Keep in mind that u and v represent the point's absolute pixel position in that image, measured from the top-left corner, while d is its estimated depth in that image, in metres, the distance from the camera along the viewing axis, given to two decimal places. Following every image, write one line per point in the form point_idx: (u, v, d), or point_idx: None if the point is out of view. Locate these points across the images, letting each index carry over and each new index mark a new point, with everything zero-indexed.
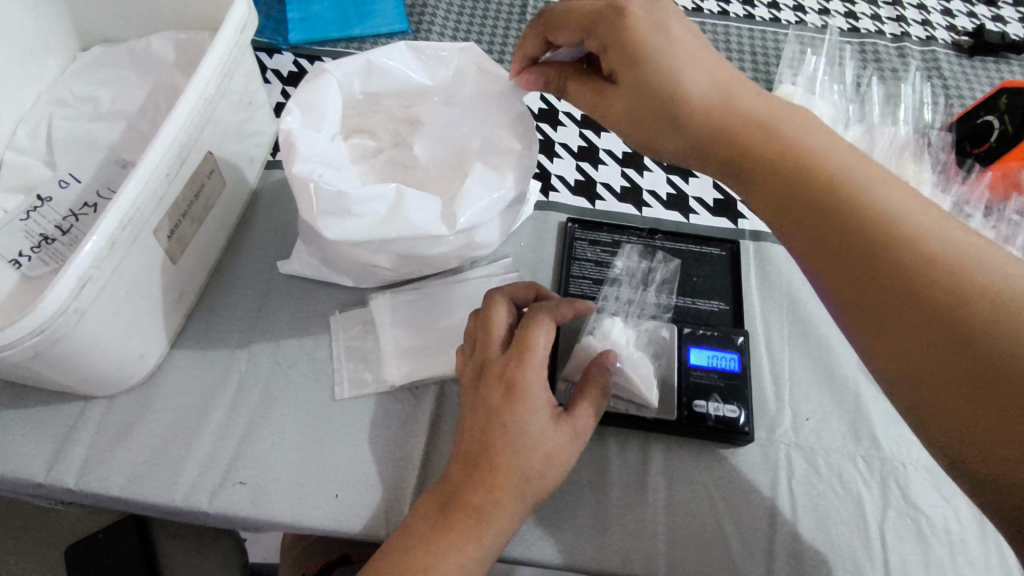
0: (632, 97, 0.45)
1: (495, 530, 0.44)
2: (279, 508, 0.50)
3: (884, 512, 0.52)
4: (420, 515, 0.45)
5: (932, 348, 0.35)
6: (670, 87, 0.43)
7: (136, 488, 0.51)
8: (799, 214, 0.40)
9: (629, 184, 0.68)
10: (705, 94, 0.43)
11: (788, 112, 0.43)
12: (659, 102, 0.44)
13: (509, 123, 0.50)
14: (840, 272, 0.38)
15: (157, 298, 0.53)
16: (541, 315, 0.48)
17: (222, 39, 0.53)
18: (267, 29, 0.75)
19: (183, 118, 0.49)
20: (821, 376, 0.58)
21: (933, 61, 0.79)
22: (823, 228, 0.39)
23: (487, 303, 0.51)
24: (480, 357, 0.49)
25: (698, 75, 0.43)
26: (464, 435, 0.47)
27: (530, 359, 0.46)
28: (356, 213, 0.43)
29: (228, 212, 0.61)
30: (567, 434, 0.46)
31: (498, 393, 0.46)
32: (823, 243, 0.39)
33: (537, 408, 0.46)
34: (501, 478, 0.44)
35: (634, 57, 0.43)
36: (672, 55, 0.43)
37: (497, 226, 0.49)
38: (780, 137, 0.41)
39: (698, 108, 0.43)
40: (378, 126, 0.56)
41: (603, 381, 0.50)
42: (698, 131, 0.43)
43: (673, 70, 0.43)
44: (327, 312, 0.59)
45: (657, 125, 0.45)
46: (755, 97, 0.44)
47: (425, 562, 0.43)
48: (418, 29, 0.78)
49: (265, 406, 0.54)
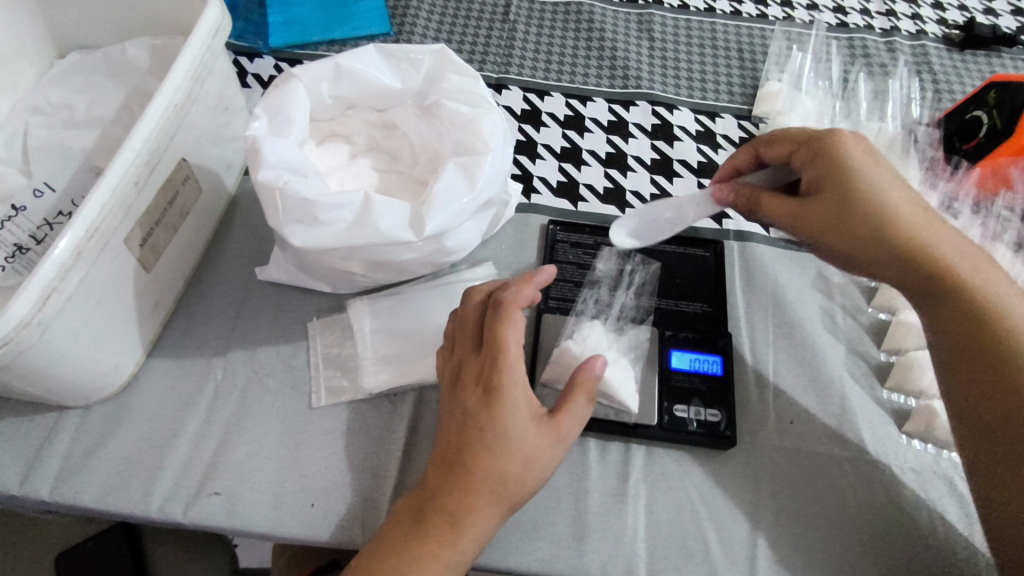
0: (833, 210, 0.48)
1: (470, 537, 0.43)
2: (254, 519, 0.50)
3: (869, 517, 0.51)
4: (395, 521, 0.45)
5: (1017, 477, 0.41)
6: (881, 210, 0.46)
7: (110, 499, 0.50)
8: (948, 318, 0.46)
9: (612, 185, 0.67)
10: (908, 215, 0.47)
11: (934, 222, 0.47)
12: (864, 215, 0.47)
13: (476, 125, 0.48)
14: (973, 386, 0.44)
15: (131, 307, 0.52)
16: (507, 310, 0.46)
17: (193, 43, 0.52)
18: (248, 33, 0.75)
19: (153, 124, 0.48)
20: (806, 378, 0.57)
21: (924, 55, 0.78)
22: (961, 337, 0.45)
23: (462, 299, 0.50)
24: (457, 357, 0.48)
25: (902, 197, 0.47)
26: (442, 437, 0.46)
27: (503, 361, 0.44)
28: (324, 221, 0.43)
29: (206, 219, 0.60)
30: (549, 435, 0.45)
31: (473, 398, 0.45)
32: (979, 366, 0.44)
33: (515, 408, 0.44)
34: (474, 486, 0.43)
35: (846, 178, 0.47)
36: (876, 179, 0.47)
37: (468, 231, 0.48)
38: (943, 254, 0.46)
39: (891, 216, 0.46)
40: (353, 130, 0.55)
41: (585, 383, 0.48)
42: (860, 245, 0.47)
43: (883, 198, 0.46)
44: (305, 318, 0.59)
45: (853, 242, 0.47)
46: (915, 205, 0.47)
47: (400, 566, 0.42)
48: (400, 30, 0.78)
49: (242, 415, 0.54)
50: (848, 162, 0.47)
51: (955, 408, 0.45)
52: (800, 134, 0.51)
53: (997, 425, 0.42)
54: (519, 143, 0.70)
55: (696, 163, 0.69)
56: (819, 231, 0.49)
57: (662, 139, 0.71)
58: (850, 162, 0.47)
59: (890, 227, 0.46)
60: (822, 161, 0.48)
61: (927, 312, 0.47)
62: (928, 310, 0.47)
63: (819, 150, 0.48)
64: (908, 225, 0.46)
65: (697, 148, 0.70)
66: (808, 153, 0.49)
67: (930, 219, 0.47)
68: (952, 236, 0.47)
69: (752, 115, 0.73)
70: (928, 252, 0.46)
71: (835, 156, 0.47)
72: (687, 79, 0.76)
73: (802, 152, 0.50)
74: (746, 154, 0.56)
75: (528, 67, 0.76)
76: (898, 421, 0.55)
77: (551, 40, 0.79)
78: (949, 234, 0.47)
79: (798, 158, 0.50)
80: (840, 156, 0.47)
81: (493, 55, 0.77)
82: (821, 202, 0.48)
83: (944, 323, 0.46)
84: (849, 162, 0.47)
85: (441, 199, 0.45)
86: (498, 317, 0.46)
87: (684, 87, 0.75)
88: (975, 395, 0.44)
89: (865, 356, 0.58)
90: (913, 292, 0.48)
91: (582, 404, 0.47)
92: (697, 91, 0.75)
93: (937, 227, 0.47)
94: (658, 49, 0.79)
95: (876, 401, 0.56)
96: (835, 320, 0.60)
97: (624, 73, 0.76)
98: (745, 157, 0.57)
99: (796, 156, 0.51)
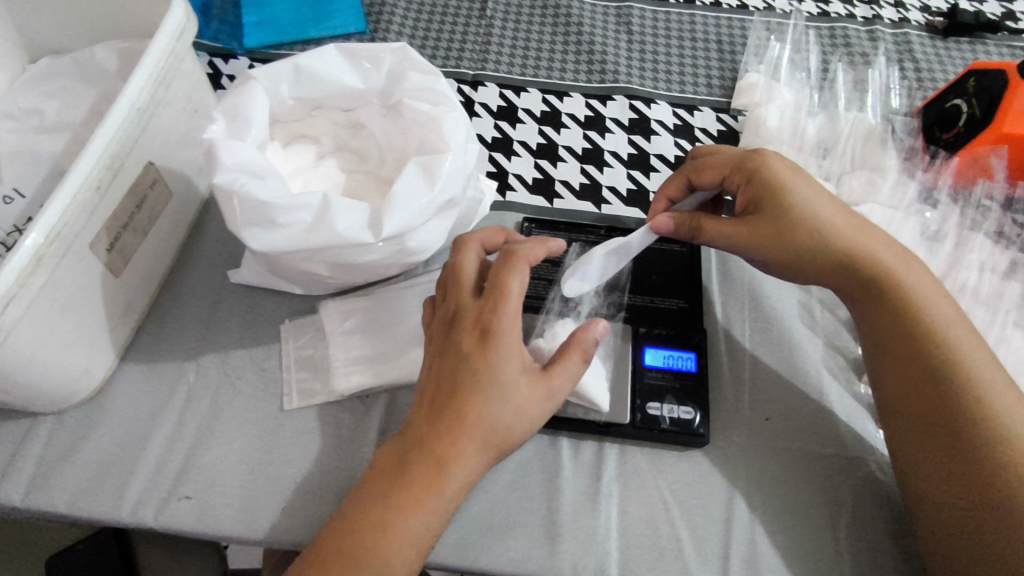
0: (767, 229, 0.51)
1: (456, 482, 0.42)
2: (224, 523, 0.49)
3: (845, 513, 0.50)
4: (378, 469, 0.44)
5: (956, 481, 0.44)
6: (809, 222, 0.50)
7: (80, 506, 0.50)
8: (883, 324, 0.49)
9: (588, 181, 0.67)
10: (837, 227, 0.50)
11: (865, 229, 0.51)
12: (796, 229, 0.50)
13: (437, 125, 0.50)
14: (901, 387, 0.48)
15: (99, 311, 0.52)
16: (518, 258, 0.46)
17: (156, 45, 0.51)
18: (222, 35, 0.74)
19: (114, 129, 0.48)
20: (782, 373, 0.56)
21: (906, 44, 0.77)
22: (893, 343, 0.48)
23: (459, 248, 0.50)
24: (452, 304, 0.47)
25: (832, 209, 0.51)
26: (431, 381, 0.45)
27: (503, 306, 0.44)
28: (282, 223, 0.45)
29: (178, 222, 0.60)
30: (541, 390, 0.45)
31: (470, 339, 0.44)
32: (908, 369, 0.47)
33: (510, 356, 0.44)
34: (468, 429, 0.42)
35: (775, 197, 0.51)
36: (805, 196, 0.51)
37: (429, 230, 0.50)
38: (875, 260, 0.49)
39: (824, 227, 0.50)
40: (320, 130, 0.57)
41: (580, 342, 0.47)
42: (799, 257, 0.51)
43: (810, 211, 0.50)
44: (279, 320, 0.59)
45: (792, 252, 0.51)
46: (846, 215, 0.51)
47: (386, 513, 0.42)
48: (376, 28, 0.77)
49: (214, 418, 0.54)
50: (775, 183, 0.51)
51: (885, 412, 0.49)
52: (729, 160, 0.55)
53: (924, 424, 0.46)
54: (494, 140, 0.69)
55: (674, 157, 0.69)
56: (760, 245, 0.52)
57: (639, 134, 0.70)
58: (778, 182, 0.51)
59: (824, 236, 0.50)
60: (751, 183, 0.53)
61: (863, 319, 0.51)
62: (864, 318, 0.51)
63: (747, 174, 0.53)
64: (834, 236, 0.50)
65: (674, 142, 0.70)
66: (740, 176, 0.54)
67: (860, 227, 0.51)
68: (883, 242, 0.51)
69: (731, 108, 0.72)
70: (857, 263, 0.50)
71: (763, 177, 0.52)
72: (665, 72, 0.75)
73: (735, 177, 0.54)
74: (677, 184, 0.58)
75: (505, 63, 0.76)
76: (875, 415, 0.54)
77: (528, 35, 0.78)
78: (880, 239, 0.51)
79: (733, 182, 0.54)
80: (768, 177, 0.51)
81: (469, 52, 0.76)
82: (755, 220, 0.52)
83: (877, 329, 0.49)
84: (776, 181, 0.51)
85: (399, 200, 0.47)
86: (504, 266, 0.46)
87: (662, 80, 0.75)
88: (906, 397, 0.47)
89: (843, 350, 0.58)
90: (851, 298, 0.51)
91: (574, 365, 0.46)
92: (675, 84, 0.74)
93: (868, 233, 0.51)
94: (636, 43, 0.78)
95: (852, 395, 0.55)
96: (813, 314, 0.59)
97: (602, 67, 0.76)
98: (677, 188, 0.58)
99: (730, 181, 0.54)
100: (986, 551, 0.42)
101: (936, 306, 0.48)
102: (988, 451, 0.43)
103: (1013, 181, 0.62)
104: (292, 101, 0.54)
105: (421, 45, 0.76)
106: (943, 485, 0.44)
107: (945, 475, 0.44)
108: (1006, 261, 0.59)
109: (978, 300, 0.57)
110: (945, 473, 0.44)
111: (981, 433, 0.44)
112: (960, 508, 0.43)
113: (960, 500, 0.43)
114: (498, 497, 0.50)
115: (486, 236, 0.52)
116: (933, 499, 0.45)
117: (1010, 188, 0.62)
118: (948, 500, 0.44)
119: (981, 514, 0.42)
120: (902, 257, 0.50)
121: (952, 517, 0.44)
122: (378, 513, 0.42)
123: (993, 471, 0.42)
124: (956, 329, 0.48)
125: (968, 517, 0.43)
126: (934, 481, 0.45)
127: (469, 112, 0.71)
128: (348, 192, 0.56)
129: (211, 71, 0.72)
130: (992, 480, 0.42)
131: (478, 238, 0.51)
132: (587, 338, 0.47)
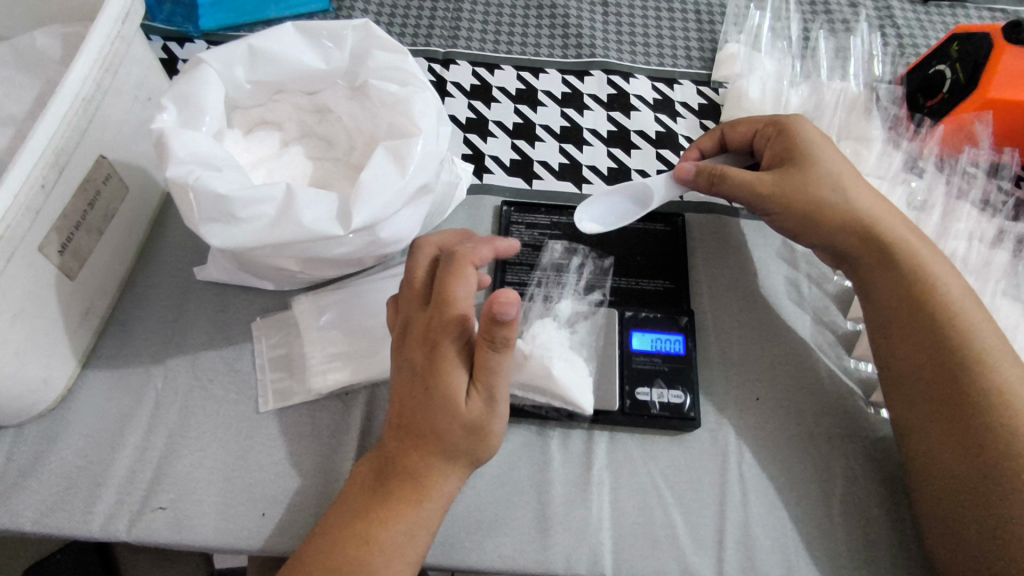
0: (791, 176, 0.52)
1: (434, 495, 0.42)
2: (201, 532, 0.47)
3: (836, 491, 0.50)
4: (359, 481, 0.43)
5: (961, 444, 0.43)
6: (830, 178, 0.51)
7: (46, 522, 0.47)
8: (892, 290, 0.48)
9: (568, 160, 0.65)
10: (858, 189, 0.51)
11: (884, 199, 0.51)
12: (814, 180, 0.51)
13: (406, 107, 0.48)
14: (912, 360, 0.46)
15: (56, 318, 0.49)
16: (460, 263, 0.44)
17: (100, 29, 0.48)
18: (176, 17, 0.70)
19: (57, 122, 0.45)
20: (770, 351, 0.55)
21: (887, 9, 0.75)
22: (899, 305, 0.48)
23: (413, 252, 0.47)
24: (406, 315, 0.45)
25: (855, 177, 0.51)
26: (395, 396, 0.44)
27: (450, 317, 0.42)
28: (243, 217, 0.42)
29: (137, 219, 0.57)
30: (479, 400, 0.41)
31: (421, 352, 0.42)
32: (920, 329, 0.46)
33: (454, 373, 0.41)
34: (431, 444, 0.42)
35: (804, 150, 0.52)
36: (832, 156, 0.52)
37: (401, 221, 0.47)
38: (890, 225, 0.50)
39: (844, 185, 0.50)
40: (283, 116, 0.55)
41: (492, 333, 0.39)
42: (817, 208, 0.50)
43: (830, 166, 0.51)
44: (250, 318, 0.56)
45: (808, 203, 0.51)
46: (868, 184, 0.52)
47: (364, 533, 0.41)
48: (341, 6, 0.74)
49: (186, 424, 0.51)
50: (805, 137, 0.53)
51: (891, 388, 0.48)
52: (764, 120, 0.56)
53: (930, 397, 0.45)
54: (468, 121, 0.66)
55: (655, 133, 0.66)
56: (775, 195, 0.52)
57: (618, 110, 0.68)
58: (809, 139, 0.53)
59: (844, 195, 0.50)
60: (782, 139, 0.54)
61: (874, 285, 0.49)
62: (875, 287, 0.49)
63: (780, 129, 0.54)
64: (853, 196, 0.50)
65: (655, 117, 0.67)
66: (771, 132, 0.55)
67: (880, 197, 0.52)
68: (898, 215, 0.51)
69: (711, 80, 0.70)
70: (873, 224, 0.49)
71: (796, 131, 0.53)
72: (643, 44, 0.73)
73: (766, 132, 0.55)
74: (710, 137, 0.59)
75: (477, 39, 0.72)
76: (865, 391, 0.54)
77: (500, 10, 0.75)
78: (895, 212, 0.51)
79: (764, 138, 0.55)
80: (796, 133, 0.53)
81: (439, 29, 0.73)
82: (780, 171, 0.52)
83: (887, 295, 0.48)
84: (809, 138, 0.53)
85: (369, 190, 0.44)
86: (446, 273, 0.44)
87: (640, 53, 0.72)
88: (914, 362, 0.46)
89: (831, 326, 0.57)
90: (864, 264, 0.50)
91: (505, 358, 0.41)
92: (653, 57, 0.72)
93: (887, 204, 0.51)
94: (612, 15, 0.76)
95: (843, 371, 0.55)
96: (801, 290, 0.58)
97: (578, 41, 0.73)
98: (709, 142, 0.59)
99: (761, 137, 0.56)
100: (994, 525, 0.40)
101: (948, 280, 0.48)
102: (995, 414, 0.42)
103: (999, 147, 0.61)
104: (250, 86, 0.51)
105: (389, 22, 0.73)
106: (949, 453, 0.44)
107: (947, 437, 0.44)
108: (993, 229, 0.59)
109: (966, 269, 0.57)
110: (952, 446, 0.43)
111: (991, 406, 0.43)
112: (967, 482, 0.42)
113: (970, 474, 0.42)
114: (488, 492, 0.49)
115: (444, 238, 0.49)
116: (942, 476, 0.44)
117: (997, 155, 0.61)
118: (955, 474, 0.43)
119: (992, 486, 0.41)
120: (913, 232, 0.50)
121: (959, 493, 0.43)
122: (359, 529, 0.41)
123: (1002, 444, 0.41)
124: (968, 306, 0.47)
125: (973, 489, 0.42)
126: (939, 451, 0.44)
127: (442, 93, 0.68)
128: (316, 181, 0.53)
129: (166, 56, 0.68)
130: (1001, 441, 0.42)
131: (436, 242, 0.48)
132: (508, 330, 0.39)
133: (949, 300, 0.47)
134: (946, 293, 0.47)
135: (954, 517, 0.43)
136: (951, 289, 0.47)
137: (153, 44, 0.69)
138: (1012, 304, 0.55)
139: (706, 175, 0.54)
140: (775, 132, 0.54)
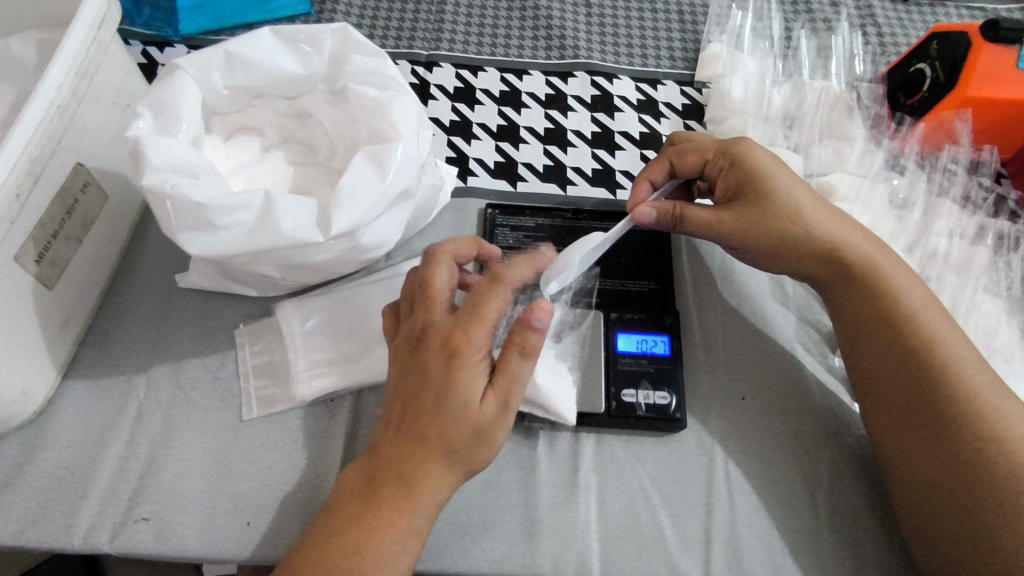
0: (748, 214, 0.50)
1: (427, 503, 0.41)
2: (184, 543, 0.46)
3: (820, 488, 0.50)
4: (346, 490, 0.43)
5: (942, 449, 0.43)
6: (791, 208, 0.49)
7: (26, 536, 0.46)
8: (865, 318, 0.48)
9: (552, 162, 0.64)
10: (818, 214, 0.49)
11: (848, 220, 0.50)
12: (778, 214, 0.49)
13: (386, 111, 0.48)
14: (884, 372, 0.47)
15: (33, 329, 0.48)
16: (503, 286, 0.43)
17: (76, 34, 0.47)
18: (156, 21, 0.69)
19: (32, 130, 0.44)
20: (755, 349, 0.55)
21: (868, 8, 0.76)
22: (872, 329, 0.47)
23: (429, 259, 0.46)
24: (420, 321, 0.43)
25: (814, 204, 0.50)
26: (398, 399, 0.43)
27: (478, 329, 0.41)
28: (222, 225, 0.42)
29: (117, 227, 0.56)
30: (494, 405, 0.41)
31: (439, 359, 0.41)
32: (896, 347, 0.46)
33: (474, 379, 0.41)
34: (432, 447, 0.41)
35: (757, 181, 0.50)
36: (787, 182, 0.50)
37: (382, 227, 0.47)
38: (855, 249, 0.49)
39: (807, 216, 0.49)
40: (263, 122, 0.55)
41: (525, 339, 0.42)
42: (784, 244, 0.49)
43: (792, 196, 0.49)
44: (233, 325, 0.56)
45: (773, 240, 0.49)
46: (830, 207, 0.50)
47: (357, 542, 0.40)
48: (322, 8, 0.73)
49: (168, 432, 0.50)
50: (758, 167, 0.51)
51: (868, 401, 0.48)
52: (711, 145, 0.54)
53: (909, 404, 0.45)
54: (452, 124, 0.66)
55: (639, 134, 0.67)
56: (741, 233, 0.50)
57: (602, 111, 0.68)
58: (760, 168, 0.51)
59: (808, 229, 0.49)
60: (734, 167, 0.52)
61: (844, 305, 0.49)
62: (844, 306, 0.49)
63: (732, 158, 0.52)
64: (816, 223, 0.49)
65: (638, 118, 0.68)
66: (722, 161, 0.53)
67: (844, 217, 0.50)
68: (864, 231, 0.50)
69: (694, 80, 0.70)
70: (838, 248, 0.49)
71: (747, 161, 0.51)
72: (626, 45, 0.73)
73: (717, 161, 0.53)
74: (659, 167, 0.56)
75: (460, 41, 0.72)
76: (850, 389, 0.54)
77: (483, 12, 0.75)
78: (861, 229, 0.50)
79: (715, 168, 0.53)
80: (750, 163, 0.51)
81: (422, 31, 0.73)
82: (737, 205, 0.50)
83: (861, 320, 0.48)
84: (761, 167, 0.51)
85: (349, 195, 0.44)
86: (485, 289, 0.43)
87: (623, 54, 0.73)
88: (889, 376, 0.46)
89: (816, 324, 0.57)
90: (832, 285, 0.50)
91: (528, 367, 0.43)
92: (636, 58, 0.72)
93: (852, 224, 0.50)
94: (595, 16, 0.76)
95: (828, 370, 0.55)
96: (785, 290, 0.58)
97: (561, 43, 0.73)
98: (659, 171, 0.56)
99: (712, 165, 0.53)
100: (974, 533, 0.41)
101: (912, 291, 0.48)
102: (972, 418, 0.43)
103: (978, 145, 0.62)
104: (227, 92, 0.51)
105: (371, 25, 0.73)
106: (930, 456, 0.44)
107: (929, 439, 0.44)
108: (973, 226, 0.59)
109: (948, 267, 0.57)
110: (927, 454, 0.44)
111: (964, 415, 0.43)
112: (946, 489, 0.43)
113: (943, 482, 0.43)
114: (474, 498, 0.48)
115: (459, 247, 0.48)
116: (919, 482, 0.44)
117: (976, 153, 0.62)
118: (935, 481, 0.43)
119: (970, 494, 0.42)
120: (881, 246, 0.50)
121: (933, 498, 0.43)
122: (350, 538, 0.40)
123: (978, 450, 0.42)
124: (934, 312, 0.47)
125: (960, 492, 0.42)
126: (920, 455, 0.44)
127: (425, 96, 0.68)
128: (297, 187, 0.53)
129: (145, 61, 0.67)
130: (981, 443, 0.42)
131: (449, 250, 0.47)
132: (536, 336, 0.42)
133: (920, 316, 0.46)
134: (915, 309, 0.47)
135: (938, 522, 0.43)
136: (920, 302, 0.47)
137: (131, 48, 0.68)
138: (993, 300, 0.55)
139: (668, 220, 0.52)
140: (728, 162, 0.52)
